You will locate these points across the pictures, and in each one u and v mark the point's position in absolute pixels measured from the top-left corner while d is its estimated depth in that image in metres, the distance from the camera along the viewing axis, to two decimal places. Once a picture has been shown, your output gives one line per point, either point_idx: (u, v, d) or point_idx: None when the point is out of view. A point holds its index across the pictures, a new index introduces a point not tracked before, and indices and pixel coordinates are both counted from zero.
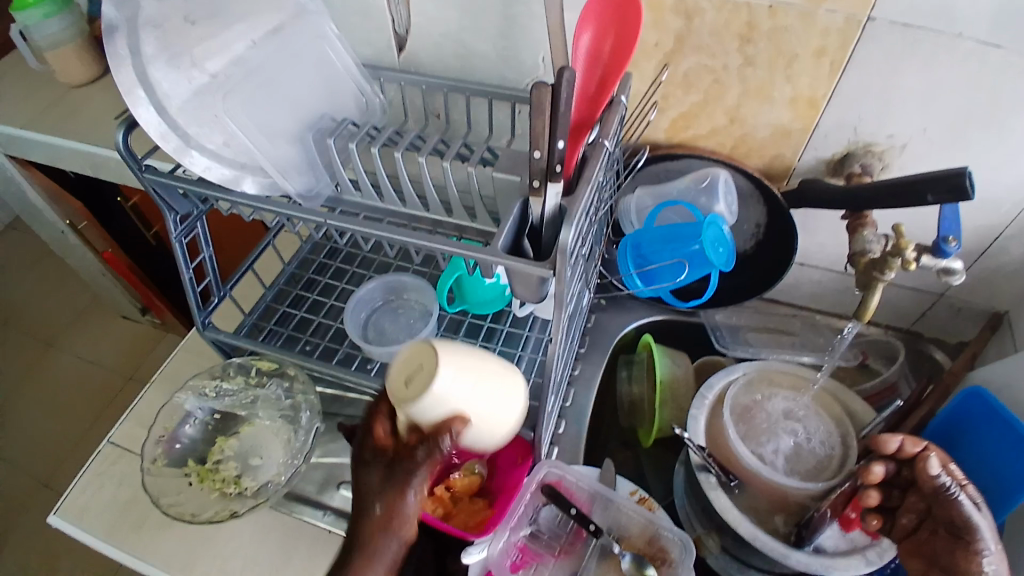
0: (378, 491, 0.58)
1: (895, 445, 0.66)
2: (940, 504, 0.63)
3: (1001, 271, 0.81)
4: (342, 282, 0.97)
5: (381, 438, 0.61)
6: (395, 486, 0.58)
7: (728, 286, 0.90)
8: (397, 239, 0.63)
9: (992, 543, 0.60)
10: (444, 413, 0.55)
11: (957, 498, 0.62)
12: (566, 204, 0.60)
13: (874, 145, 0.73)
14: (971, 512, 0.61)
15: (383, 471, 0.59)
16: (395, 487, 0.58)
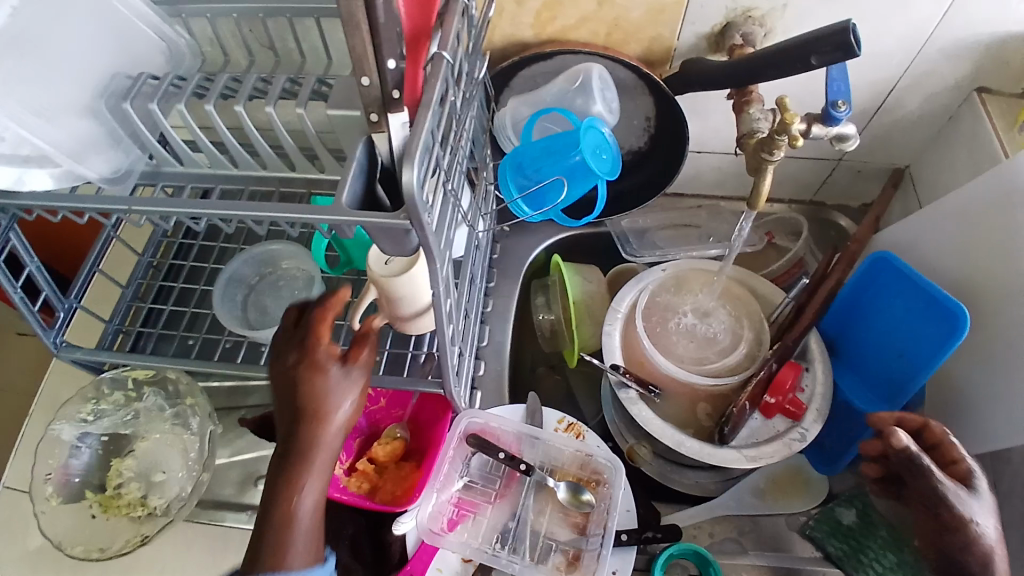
0: (318, 399, 0.54)
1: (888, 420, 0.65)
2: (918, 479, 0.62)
3: (894, 125, 0.79)
4: (210, 261, 0.87)
5: (323, 345, 0.55)
6: (340, 390, 0.55)
7: (629, 188, 0.84)
8: (228, 215, 0.53)
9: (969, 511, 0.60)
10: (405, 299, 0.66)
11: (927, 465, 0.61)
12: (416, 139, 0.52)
13: (754, 10, 0.66)
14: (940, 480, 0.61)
15: (332, 379, 0.55)
16: (345, 388, 0.55)
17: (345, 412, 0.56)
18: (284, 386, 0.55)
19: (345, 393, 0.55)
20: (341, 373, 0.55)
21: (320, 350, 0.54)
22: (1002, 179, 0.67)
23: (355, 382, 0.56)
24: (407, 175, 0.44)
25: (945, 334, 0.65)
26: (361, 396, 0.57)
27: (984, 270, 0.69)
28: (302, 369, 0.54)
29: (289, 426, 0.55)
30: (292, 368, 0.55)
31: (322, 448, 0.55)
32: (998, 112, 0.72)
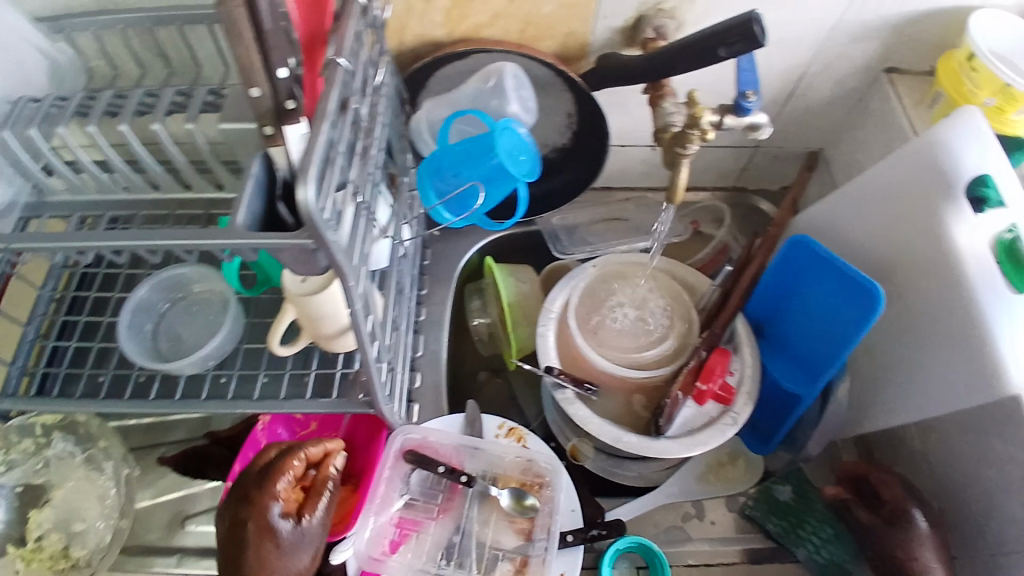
0: (263, 559, 0.58)
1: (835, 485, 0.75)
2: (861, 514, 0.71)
3: (807, 110, 0.81)
4: (117, 290, 0.79)
5: (276, 502, 0.59)
6: (288, 551, 0.59)
7: (557, 187, 0.84)
8: (118, 245, 0.47)
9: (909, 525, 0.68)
10: (323, 320, 0.64)
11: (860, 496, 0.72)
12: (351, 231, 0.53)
13: (665, 2, 0.66)
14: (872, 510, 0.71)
15: (283, 532, 0.59)
16: (297, 540, 0.60)
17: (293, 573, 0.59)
18: (236, 533, 0.59)
19: (297, 546, 0.60)
20: (294, 527, 0.60)
21: (275, 503, 0.59)
22: (915, 156, 0.69)
23: (307, 535, 0.60)
24: (301, 193, 0.41)
25: (861, 312, 0.67)
26: (312, 552, 0.61)
27: (898, 249, 0.72)
28: (252, 528, 0.59)
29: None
30: (245, 520, 0.59)
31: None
32: (907, 90, 0.76)
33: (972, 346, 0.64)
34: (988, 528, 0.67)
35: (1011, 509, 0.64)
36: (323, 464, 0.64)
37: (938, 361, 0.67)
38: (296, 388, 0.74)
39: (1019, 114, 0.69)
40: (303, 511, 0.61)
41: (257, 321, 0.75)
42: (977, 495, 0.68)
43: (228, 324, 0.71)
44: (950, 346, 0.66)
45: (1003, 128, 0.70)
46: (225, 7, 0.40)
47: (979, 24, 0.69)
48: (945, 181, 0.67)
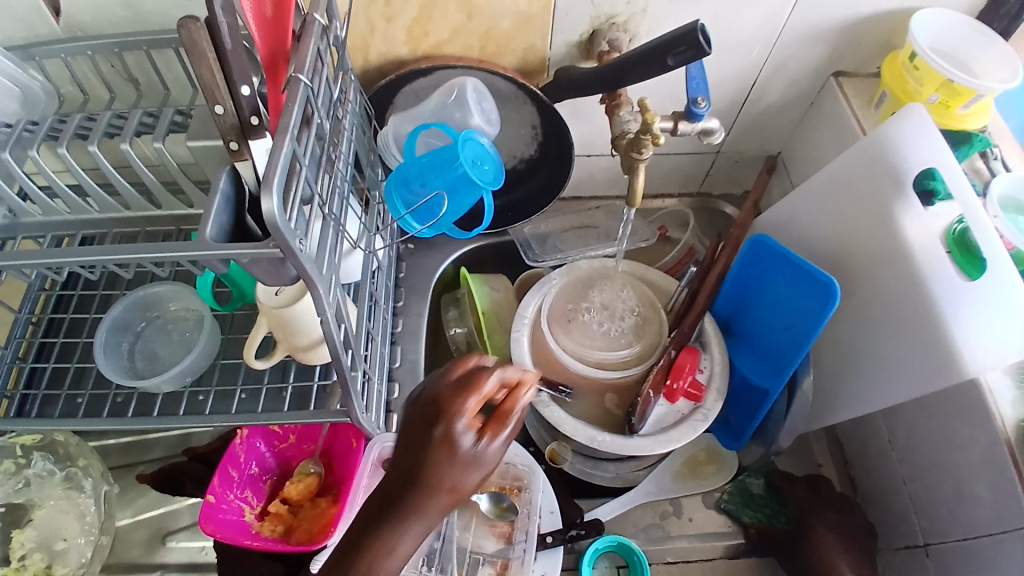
0: (437, 471, 0.45)
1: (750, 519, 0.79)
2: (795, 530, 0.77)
3: (762, 114, 0.84)
4: (93, 311, 0.79)
5: (466, 410, 0.46)
6: (466, 469, 0.45)
7: (527, 196, 0.86)
8: (88, 260, 0.48)
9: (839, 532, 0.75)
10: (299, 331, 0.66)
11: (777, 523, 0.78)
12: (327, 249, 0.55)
13: (617, 17, 0.69)
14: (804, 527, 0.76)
15: (463, 447, 0.45)
16: (462, 470, 0.45)
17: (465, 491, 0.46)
18: (399, 442, 0.47)
19: (463, 471, 0.45)
20: (475, 443, 0.46)
21: (467, 411, 0.46)
22: (867, 154, 0.72)
23: (476, 467, 0.46)
24: (266, 203, 0.42)
25: (821, 306, 0.69)
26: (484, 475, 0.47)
27: (854, 244, 0.74)
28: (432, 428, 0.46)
29: (391, 486, 0.45)
30: (431, 421, 0.46)
31: (425, 518, 0.45)
32: (855, 92, 0.79)
33: (929, 333, 0.66)
34: (955, 512, 0.69)
35: (976, 490, 0.66)
36: (507, 396, 0.49)
37: (897, 351, 0.70)
38: (273, 402, 0.74)
39: (963, 109, 0.74)
40: (484, 432, 0.47)
41: (231, 337, 0.77)
42: (944, 479, 0.70)
43: (204, 338, 0.72)
44: (908, 336, 0.68)
45: (949, 122, 0.75)
46: (186, 29, 0.42)
47: (922, 25, 0.73)
48: (894, 176, 0.70)
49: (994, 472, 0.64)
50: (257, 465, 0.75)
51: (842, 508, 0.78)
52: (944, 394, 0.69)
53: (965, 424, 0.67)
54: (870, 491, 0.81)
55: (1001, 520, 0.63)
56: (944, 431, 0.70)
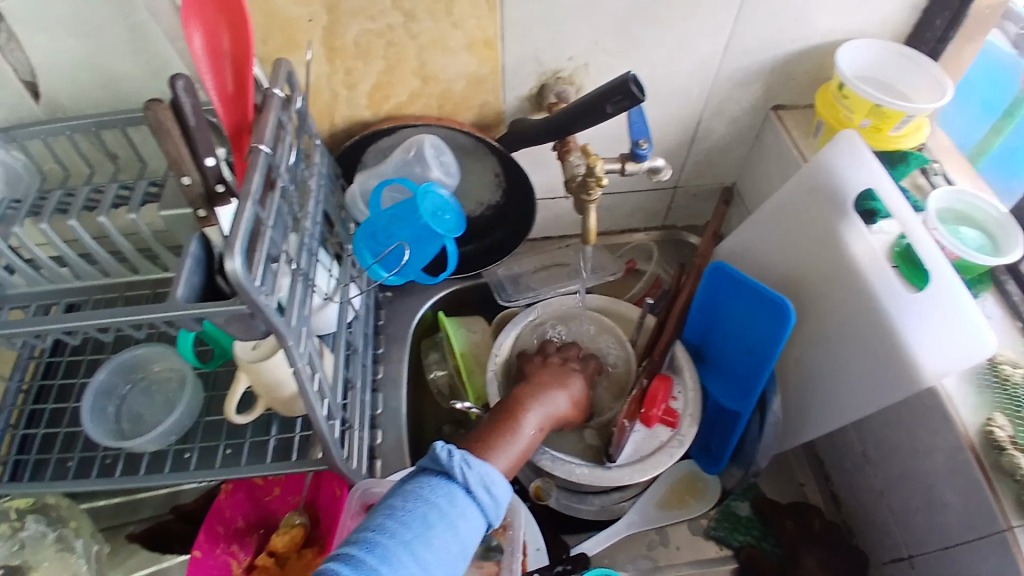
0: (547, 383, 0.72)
1: (737, 543, 0.79)
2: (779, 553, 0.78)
3: (710, 150, 0.89)
4: (80, 376, 0.81)
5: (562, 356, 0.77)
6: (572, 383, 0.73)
7: (496, 239, 0.90)
8: (70, 327, 0.51)
9: (816, 552, 0.77)
10: (277, 383, 0.68)
11: (762, 548, 0.79)
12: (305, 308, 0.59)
13: (562, 71, 0.74)
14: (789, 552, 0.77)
15: (579, 377, 0.74)
16: (576, 390, 0.73)
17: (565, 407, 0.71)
18: (535, 371, 0.74)
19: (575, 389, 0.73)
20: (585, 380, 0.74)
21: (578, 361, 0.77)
22: (810, 180, 0.76)
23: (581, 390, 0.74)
24: (230, 265, 0.46)
25: (778, 326, 0.72)
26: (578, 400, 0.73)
27: (809, 266, 0.77)
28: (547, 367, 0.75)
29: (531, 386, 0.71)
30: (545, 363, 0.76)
31: (554, 409, 0.69)
32: (795, 124, 0.84)
33: (886, 346, 0.68)
34: (932, 520, 0.70)
35: (948, 498, 0.67)
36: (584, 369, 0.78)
37: (857, 366, 0.72)
38: (256, 456, 0.76)
39: (895, 131, 0.76)
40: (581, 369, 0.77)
41: (215, 394, 0.79)
42: (918, 488, 0.72)
43: (188, 396, 0.75)
44: (866, 349, 0.71)
45: (882, 145, 0.78)
46: (152, 110, 0.47)
47: (846, 59, 0.77)
48: (837, 200, 0.74)
49: (961, 478, 0.65)
50: (244, 520, 0.77)
51: (834, 542, 0.78)
52: (908, 404, 0.71)
53: (929, 432, 0.69)
54: (854, 508, 0.83)
55: (974, 525, 0.64)
56: (912, 441, 0.72)
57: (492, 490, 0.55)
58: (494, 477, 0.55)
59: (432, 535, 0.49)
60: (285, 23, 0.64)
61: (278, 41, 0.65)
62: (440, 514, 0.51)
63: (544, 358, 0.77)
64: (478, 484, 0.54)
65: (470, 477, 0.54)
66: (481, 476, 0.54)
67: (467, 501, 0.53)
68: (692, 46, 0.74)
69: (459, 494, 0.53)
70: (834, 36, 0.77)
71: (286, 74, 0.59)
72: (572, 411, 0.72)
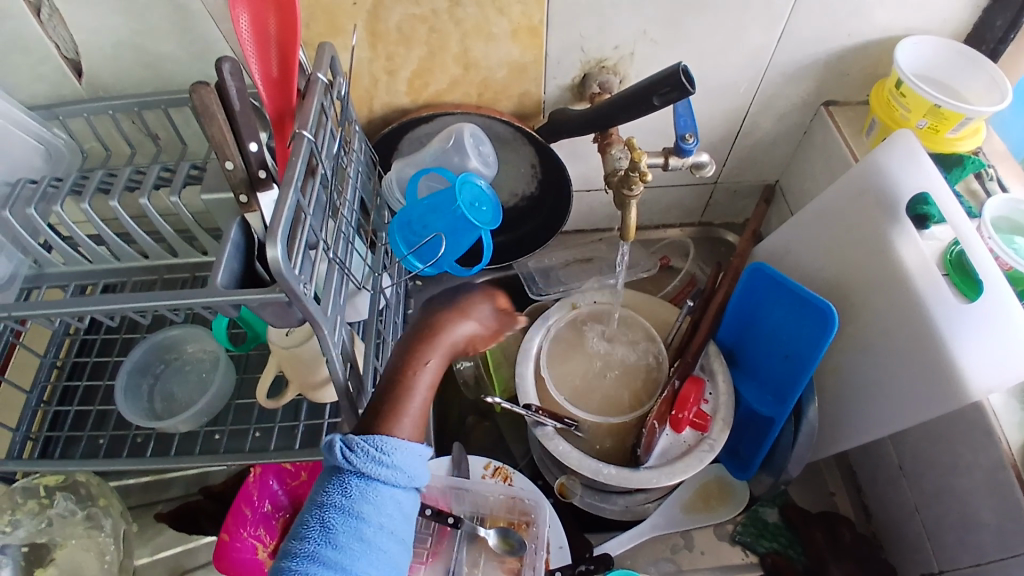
0: (438, 317, 0.57)
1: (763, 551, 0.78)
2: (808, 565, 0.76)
3: (754, 146, 0.86)
4: (115, 354, 0.82)
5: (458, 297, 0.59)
6: (467, 309, 0.58)
7: (528, 231, 0.89)
8: (112, 308, 0.51)
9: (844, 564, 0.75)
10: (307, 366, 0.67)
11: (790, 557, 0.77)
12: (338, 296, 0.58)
13: (606, 61, 0.72)
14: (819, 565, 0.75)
15: (484, 299, 0.59)
16: (482, 316, 0.58)
17: (468, 328, 0.57)
18: (425, 315, 0.58)
19: (477, 315, 0.58)
20: (495, 302, 0.60)
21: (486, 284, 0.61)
22: (860, 181, 0.73)
23: (494, 320, 0.59)
24: (271, 252, 0.45)
25: (820, 331, 0.70)
26: (482, 326, 0.58)
27: (854, 270, 0.75)
28: (440, 312, 0.57)
29: (416, 334, 0.56)
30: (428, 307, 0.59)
31: (454, 340, 0.56)
32: (846, 121, 0.80)
33: (932, 357, 0.66)
34: (966, 539, 0.68)
35: (985, 517, 0.65)
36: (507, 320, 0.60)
37: (903, 376, 0.69)
38: (284, 441, 0.77)
39: (952, 133, 0.73)
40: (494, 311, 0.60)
41: (247, 377, 0.79)
42: (952, 506, 0.70)
43: (218, 379, 0.75)
44: (911, 359, 0.68)
45: (937, 146, 0.75)
46: (198, 93, 0.46)
47: (904, 56, 0.74)
48: (887, 202, 0.71)
49: (999, 496, 0.63)
50: (271, 503, 0.77)
51: (866, 557, 0.76)
52: (949, 419, 0.69)
53: (967, 446, 0.67)
54: (883, 519, 0.81)
55: (1008, 543, 0.63)
56: (949, 456, 0.70)
57: (388, 456, 0.48)
58: (380, 449, 0.48)
59: (336, 537, 0.46)
60: (328, 7, 0.63)
61: (322, 25, 0.65)
62: (337, 513, 0.46)
63: (434, 296, 0.60)
64: (370, 460, 0.48)
65: (357, 462, 0.47)
66: (370, 450, 0.48)
67: (365, 487, 0.47)
68: (743, 37, 0.71)
69: (353, 484, 0.47)
70: (893, 33, 0.74)
71: (328, 58, 0.58)
72: (478, 337, 0.58)
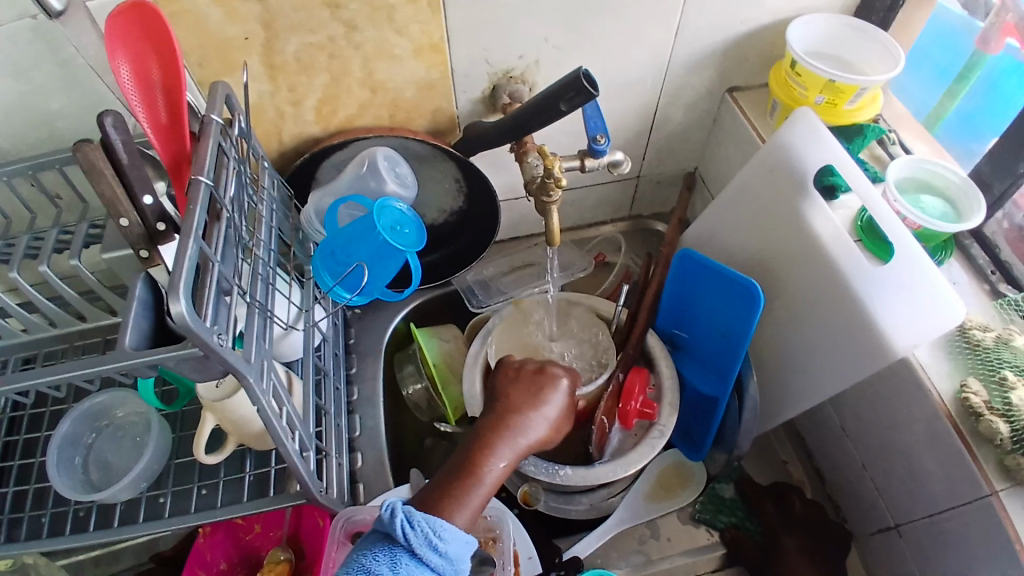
0: (520, 390, 0.63)
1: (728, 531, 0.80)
2: (771, 535, 0.79)
3: (670, 137, 0.89)
4: (44, 429, 0.77)
5: (543, 370, 0.65)
6: (552, 387, 0.64)
7: (462, 246, 0.88)
8: (20, 386, 0.48)
9: (796, 529, 0.79)
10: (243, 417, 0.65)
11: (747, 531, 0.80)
12: (262, 341, 0.56)
13: (514, 70, 0.73)
14: (780, 534, 0.78)
15: (558, 396, 0.64)
16: (554, 406, 0.63)
17: (552, 411, 0.62)
18: (511, 392, 0.63)
19: (557, 402, 0.64)
20: (566, 398, 0.64)
21: (562, 375, 0.65)
22: (769, 161, 0.76)
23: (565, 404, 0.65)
24: (175, 308, 0.43)
25: (749, 309, 0.72)
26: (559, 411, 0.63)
27: (774, 245, 0.77)
28: (525, 394, 0.63)
29: (499, 418, 0.60)
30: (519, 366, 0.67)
31: (529, 437, 0.60)
32: (750, 104, 0.83)
33: (859, 320, 0.68)
34: (916, 490, 0.71)
35: (930, 469, 0.68)
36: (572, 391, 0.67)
37: (832, 344, 0.72)
38: (233, 494, 0.74)
39: (850, 105, 0.76)
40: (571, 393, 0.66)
41: (184, 434, 0.76)
42: (899, 460, 0.73)
43: (154, 440, 0.71)
44: (839, 325, 0.71)
45: (838, 119, 0.77)
46: (81, 152, 0.44)
47: (798, 33, 0.77)
48: (796, 178, 0.74)
49: (940, 444, 0.66)
50: (226, 561, 0.75)
51: (816, 520, 0.81)
52: (884, 378, 0.72)
53: (903, 403, 0.70)
54: (837, 481, 0.84)
55: (958, 493, 0.65)
56: (888, 413, 0.73)
57: (444, 544, 0.48)
58: (442, 532, 0.48)
59: None
60: (219, 44, 0.61)
61: (214, 63, 0.63)
62: None
63: (525, 370, 0.66)
64: (426, 542, 0.47)
65: (413, 539, 0.47)
66: (427, 532, 0.48)
67: (413, 566, 0.46)
68: (643, 34, 0.73)
69: (402, 559, 0.47)
70: (783, 14, 0.76)
71: (223, 96, 0.56)
72: (550, 432, 0.62)
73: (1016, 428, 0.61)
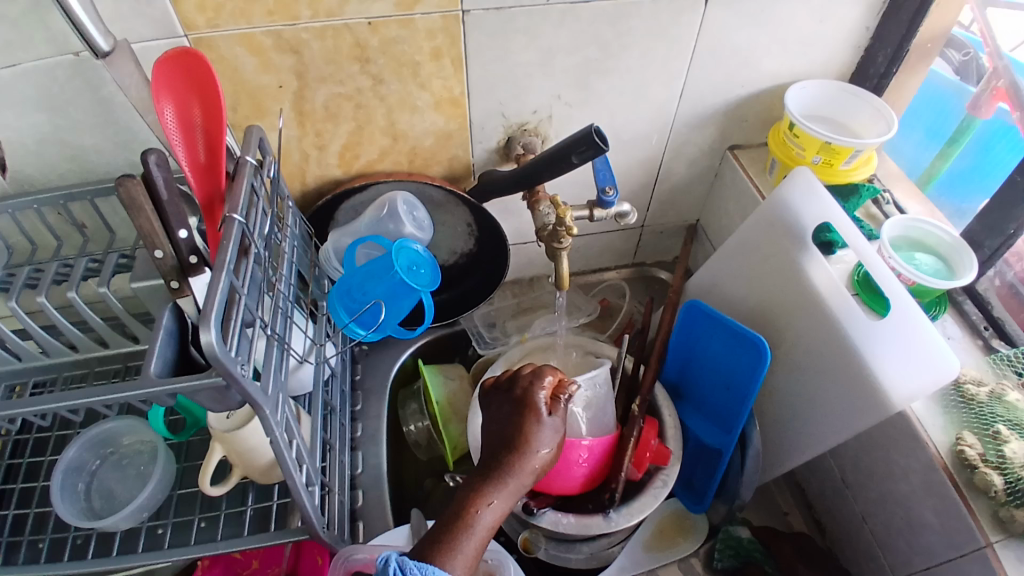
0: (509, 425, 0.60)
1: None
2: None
3: (673, 190, 0.93)
4: (48, 453, 0.77)
5: (523, 392, 0.62)
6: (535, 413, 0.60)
7: (470, 287, 0.91)
8: (42, 408, 0.49)
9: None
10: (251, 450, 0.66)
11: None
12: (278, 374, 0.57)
13: (527, 124, 0.77)
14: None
15: (543, 420, 0.60)
16: (544, 436, 0.59)
17: (541, 443, 0.59)
18: (499, 431, 0.61)
19: (547, 430, 0.59)
20: (551, 418, 0.60)
21: (540, 392, 0.61)
22: (771, 217, 0.79)
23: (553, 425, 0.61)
24: (205, 338, 0.44)
25: (754, 357, 0.74)
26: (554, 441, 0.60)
27: (775, 296, 0.80)
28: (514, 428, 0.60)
29: (490, 462, 0.58)
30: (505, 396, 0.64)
31: (518, 474, 0.57)
32: (750, 161, 0.88)
33: (857, 373, 0.70)
34: (914, 542, 0.71)
35: (929, 520, 0.68)
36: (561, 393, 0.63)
37: (832, 395, 0.73)
38: (233, 527, 0.74)
39: (845, 165, 0.80)
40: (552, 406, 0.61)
41: (188, 465, 0.77)
42: (897, 511, 0.73)
43: (158, 469, 0.72)
44: (840, 377, 0.72)
45: (833, 178, 0.81)
46: (125, 186, 0.47)
47: (796, 97, 0.82)
48: (796, 233, 0.77)
49: (938, 495, 0.67)
50: None
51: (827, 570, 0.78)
52: (881, 429, 0.73)
53: (900, 454, 0.71)
54: (836, 532, 0.84)
55: (955, 544, 0.66)
56: (886, 463, 0.74)
57: None
58: None
59: None
60: (254, 91, 0.65)
61: (247, 108, 0.67)
62: None
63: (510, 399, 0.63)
64: None
65: None
66: None
67: None
68: (649, 94, 0.77)
69: None
70: (780, 81, 0.82)
71: (257, 140, 0.60)
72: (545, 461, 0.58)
73: (1010, 480, 0.62)
